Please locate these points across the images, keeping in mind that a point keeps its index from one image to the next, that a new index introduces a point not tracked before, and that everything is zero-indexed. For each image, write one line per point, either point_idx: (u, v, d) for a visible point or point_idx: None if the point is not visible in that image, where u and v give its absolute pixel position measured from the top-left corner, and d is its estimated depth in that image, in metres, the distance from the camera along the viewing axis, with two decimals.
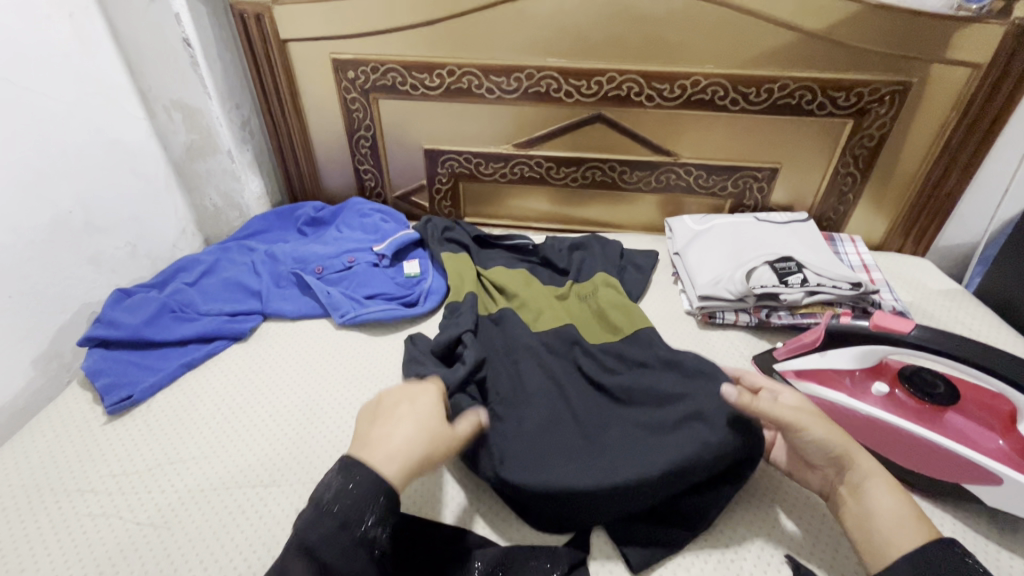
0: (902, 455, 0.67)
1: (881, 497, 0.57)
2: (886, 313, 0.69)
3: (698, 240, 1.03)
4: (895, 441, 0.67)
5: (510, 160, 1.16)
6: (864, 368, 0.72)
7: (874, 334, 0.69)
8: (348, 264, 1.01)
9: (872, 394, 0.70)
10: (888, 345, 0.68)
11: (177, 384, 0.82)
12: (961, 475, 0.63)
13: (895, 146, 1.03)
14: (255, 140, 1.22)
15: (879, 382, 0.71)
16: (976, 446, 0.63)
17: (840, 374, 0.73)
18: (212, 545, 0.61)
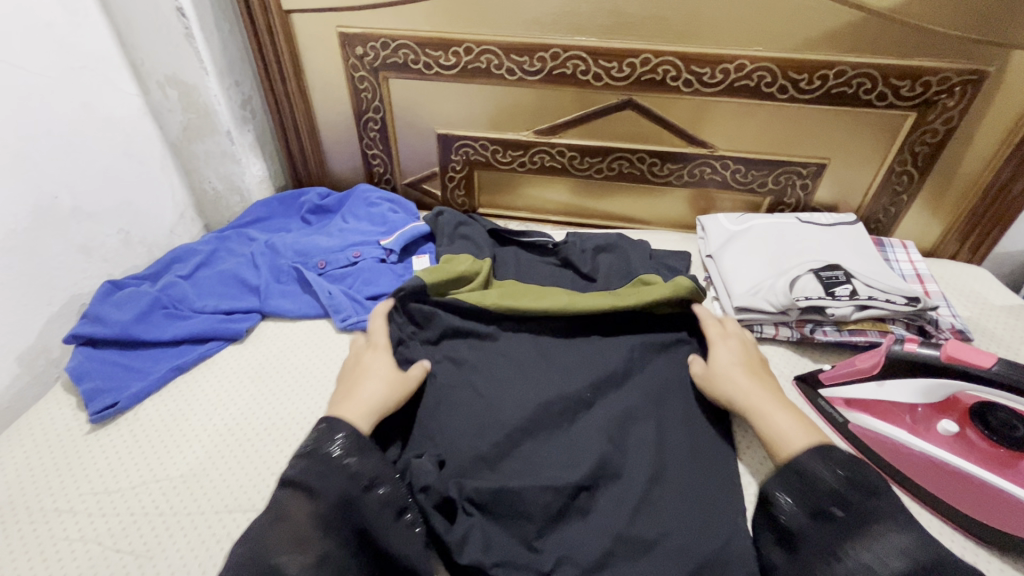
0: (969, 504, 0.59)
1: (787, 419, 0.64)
2: (962, 342, 0.60)
3: (734, 242, 0.94)
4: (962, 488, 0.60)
5: (530, 148, 1.07)
6: (928, 404, 0.65)
7: (944, 365, 0.60)
8: (353, 260, 0.94)
9: (936, 434, 0.63)
10: (963, 379, 0.60)
11: (167, 389, 0.76)
12: None
13: (961, 144, 0.92)
14: (257, 120, 1.14)
15: (946, 420, 0.63)
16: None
17: (899, 408, 0.66)
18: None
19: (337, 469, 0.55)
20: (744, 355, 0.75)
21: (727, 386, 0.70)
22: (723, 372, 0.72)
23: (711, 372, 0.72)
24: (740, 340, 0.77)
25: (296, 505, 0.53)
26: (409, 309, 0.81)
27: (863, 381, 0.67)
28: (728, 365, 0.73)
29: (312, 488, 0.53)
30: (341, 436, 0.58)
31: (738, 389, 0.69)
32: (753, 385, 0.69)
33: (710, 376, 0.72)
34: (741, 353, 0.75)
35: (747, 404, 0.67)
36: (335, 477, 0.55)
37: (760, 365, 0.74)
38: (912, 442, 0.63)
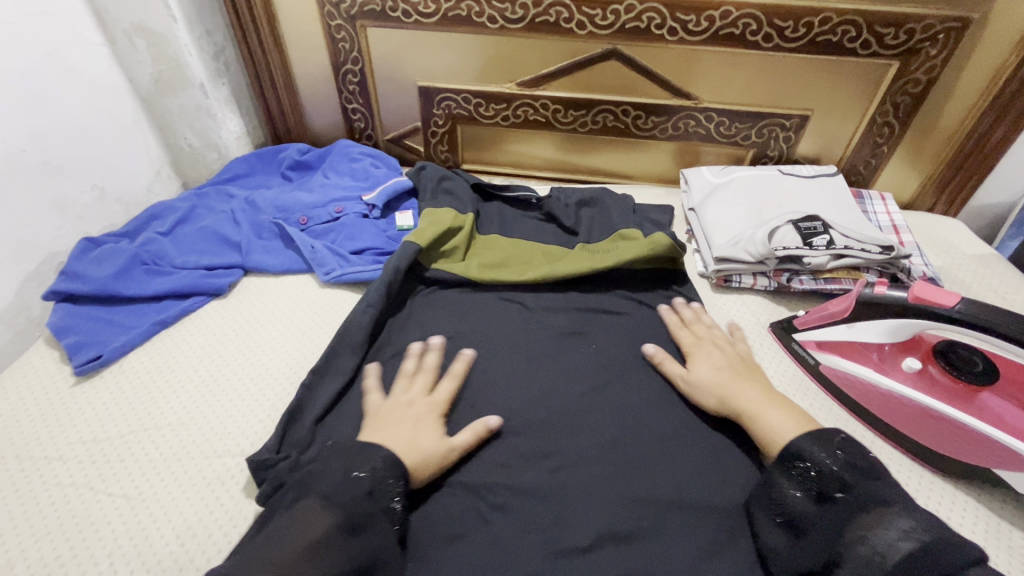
0: (928, 436, 0.62)
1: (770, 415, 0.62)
2: (928, 283, 0.62)
3: (717, 194, 0.95)
4: (925, 421, 0.63)
5: (513, 101, 1.05)
6: (894, 343, 0.67)
7: (911, 306, 0.63)
8: (335, 215, 0.93)
9: (902, 370, 0.66)
10: (927, 319, 0.62)
11: (150, 343, 0.76)
12: (992, 459, 0.58)
13: (942, 94, 0.93)
14: (231, 73, 1.11)
15: (912, 358, 0.66)
16: (1016, 431, 0.58)
17: (867, 347, 0.68)
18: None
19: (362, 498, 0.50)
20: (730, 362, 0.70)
21: (726, 389, 0.66)
22: (702, 385, 0.68)
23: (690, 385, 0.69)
24: (717, 345, 0.73)
25: (320, 524, 0.47)
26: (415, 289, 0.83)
27: (833, 324, 0.70)
28: (708, 375, 0.68)
29: (330, 499, 0.48)
30: (381, 458, 0.54)
31: (729, 392, 0.66)
32: (754, 395, 0.64)
33: (698, 385, 0.68)
34: (729, 356, 0.71)
35: (740, 411, 0.63)
36: (355, 499, 0.49)
37: (746, 362, 0.71)
38: (879, 378, 0.66)
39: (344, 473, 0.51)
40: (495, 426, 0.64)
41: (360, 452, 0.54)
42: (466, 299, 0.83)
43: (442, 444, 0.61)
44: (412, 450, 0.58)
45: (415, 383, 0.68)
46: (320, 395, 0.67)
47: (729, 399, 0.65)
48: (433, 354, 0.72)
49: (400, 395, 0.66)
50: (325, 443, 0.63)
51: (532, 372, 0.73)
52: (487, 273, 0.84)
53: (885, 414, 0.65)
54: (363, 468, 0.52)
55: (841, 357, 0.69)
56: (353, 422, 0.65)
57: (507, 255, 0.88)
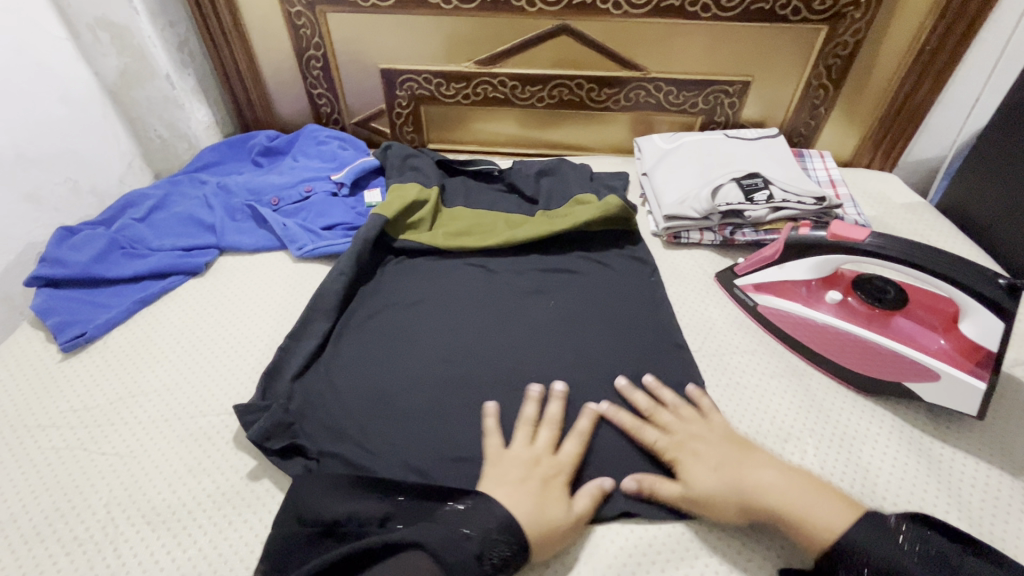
0: (852, 360, 0.69)
1: (809, 501, 0.53)
2: (844, 221, 0.68)
3: (667, 159, 1.01)
4: (848, 347, 0.69)
5: (473, 79, 1.09)
6: (819, 278, 0.74)
7: (829, 244, 0.69)
8: (305, 194, 0.98)
9: (825, 303, 0.72)
10: (843, 253, 0.69)
11: (132, 321, 0.80)
12: (905, 374, 0.65)
13: (869, 57, 1.00)
14: (196, 63, 1.13)
15: (833, 292, 0.72)
16: (921, 347, 0.65)
17: (796, 285, 0.75)
18: (228, 528, 0.58)
19: (469, 557, 0.49)
20: (731, 437, 0.61)
21: (748, 486, 0.55)
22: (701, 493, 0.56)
23: (693, 492, 0.57)
24: (699, 436, 0.61)
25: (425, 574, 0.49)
26: (385, 259, 0.88)
27: (767, 267, 0.77)
28: (711, 476, 0.57)
29: (436, 553, 0.50)
30: (500, 518, 0.52)
31: (759, 479, 0.55)
32: (759, 473, 0.56)
33: (701, 484, 0.57)
34: (725, 436, 0.61)
35: (765, 504, 0.54)
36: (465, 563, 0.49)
37: (736, 440, 0.61)
38: (806, 311, 0.73)
39: (452, 528, 0.51)
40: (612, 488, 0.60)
41: (475, 506, 0.53)
42: (434, 265, 0.88)
43: (569, 517, 0.55)
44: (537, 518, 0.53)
45: (539, 438, 0.62)
46: (297, 355, 0.73)
47: (735, 488, 0.55)
48: (554, 404, 0.66)
49: (523, 447, 0.61)
50: (303, 398, 0.69)
51: (496, 327, 0.78)
52: (451, 241, 0.89)
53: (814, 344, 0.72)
54: (472, 526, 0.52)
55: (774, 297, 0.76)
56: (367, 433, 0.65)
57: (471, 224, 0.93)
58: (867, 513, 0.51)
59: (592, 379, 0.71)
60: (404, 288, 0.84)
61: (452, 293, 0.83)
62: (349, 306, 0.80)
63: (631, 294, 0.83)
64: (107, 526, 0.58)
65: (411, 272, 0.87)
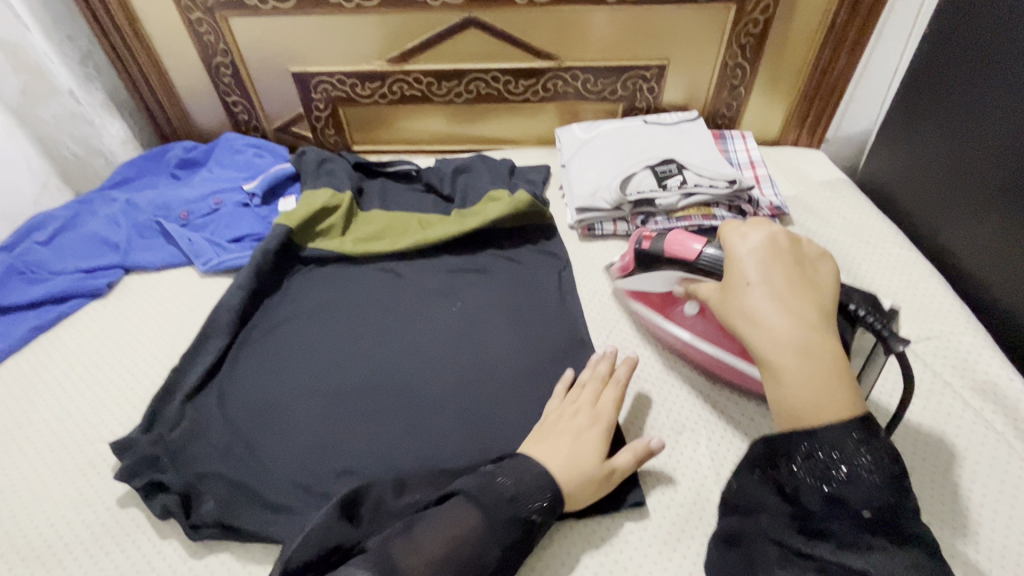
0: (720, 370, 0.68)
1: (798, 373, 0.48)
2: (678, 235, 0.66)
3: (584, 148, 0.99)
4: (711, 360, 0.68)
5: (387, 78, 1.07)
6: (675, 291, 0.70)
7: (666, 260, 0.66)
8: (215, 207, 0.95)
9: (686, 315, 0.70)
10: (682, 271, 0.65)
11: (29, 348, 0.78)
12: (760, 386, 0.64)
13: (782, 31, 0.99)
14: (104, 77, 1.10)
15: (690, 303, 0.69)
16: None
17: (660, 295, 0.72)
18: (104, 558, 0.57)
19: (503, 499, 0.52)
20: (782, 260, 0.54)
21: (751, 322, 0.51)
22: (732, 313, 0.53)
23: (728, 293, 0.54)
24: (766, 255, 0.54)
25: (466, 517, 0.51)
26: (293, 270, 0.87)
27: (631, 276, 0.74)
28: (745, 292, 0.53)
29: (477, 497, 0.52)
30: (535, 469, 0.55)
31: (761, 330, 0.50)
32: (783, 321, 0.50)
33: (732, 288, 0.54)
34: (772, 256, 0.54)
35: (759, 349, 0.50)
36: (496, 504, 0.52)
37: (798, 278, 0.52)
38: (667, 326, 0.71)
39: (490, 478, 0.54)
40: (657, 449, 0.60)
41: (515, 461, 0.56)
42: (343, 274, 0.86)
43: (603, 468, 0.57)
44: (567, 469, 0.56)
45: (582, 394, 0.64)
46: (191, 375, 0.71)
47: (745, 314, 0.52)
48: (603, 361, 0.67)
49: (567, 401, 0.64)
50: (194, 419, 0.67)
51: (399, 332, 0.77)
52: (359, 247, 0.87)
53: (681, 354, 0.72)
54: (520, 476, 0.54)
55: (643, 307, 0.74)
56: (253, 452, 0.64)
57: (382, 227, 0.91)
58: (860, 416, 0.46)
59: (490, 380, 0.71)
60: (311, 299, 0.82)
61: (359, 301, 0.82)
62: (250, 323, 0.79)
63: (541, 291, 0.82)
64: None
65: (319, 282, 0.85)
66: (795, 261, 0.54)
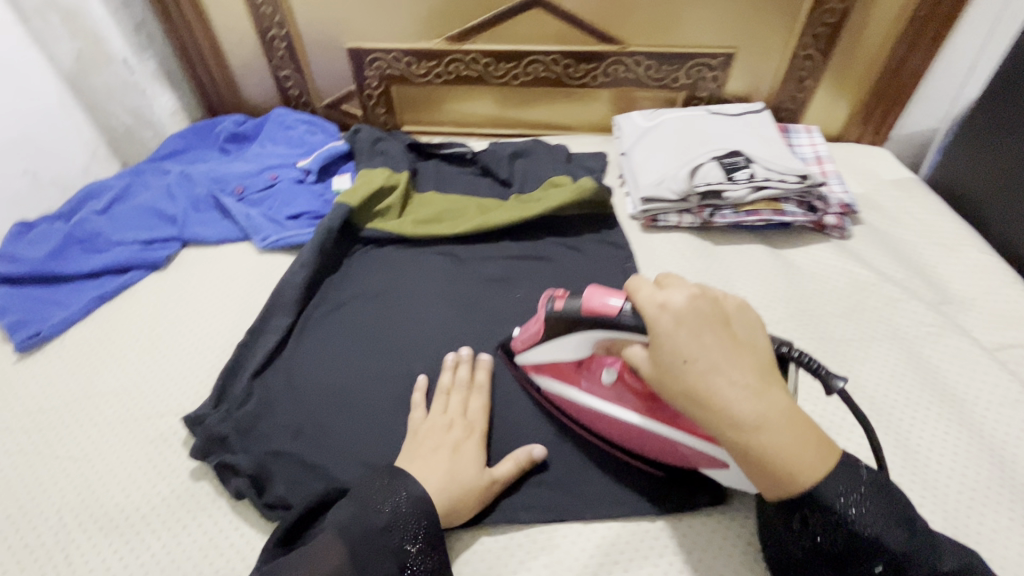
0: (648, 444, 0.58)
1: (779, 447, 0.43)
2: (599, 289, 0.53)
3: (646, 137, 0.97)
4: (634, 433, 0.58)
5: (444, 57, 1.04)
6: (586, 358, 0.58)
7: (588, 320, 0.53)
8: (271, 182, 0.94)
9: (601, 384, 0.59)
10: (605, 331, 0.52)
11: (91, 318, 0.78)
12: (694, 461, 0.55)
13: (858, 24, 0.95)
14: (156, 46, 1.09)
15: (607, 370, 0.58)
16: (691, 430, 0.53)
17: (570, 364, 0.60)
18: (182, 532, 0.57)
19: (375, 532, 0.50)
20: (709, 327, 0.45)
21: (716, 406, 0.43)
22: (690, 396, 0.44)
23: (669, 374, 0.45)
24: (669, 333, 0.45)
25: (335, 551, 0.49)
26: (353, 250, 0.86)
27: (535, 345, 0.61)
28: (696, 370, 0.44)
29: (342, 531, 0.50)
30: (410, 496, 0.52)
31: (731, 413, 0.43)
32: (741, 397, 0.43)
33: (671, 370, 0.45)
34: (693, 320, 0.45)
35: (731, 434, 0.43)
36: (366, 534, 0.50)
37: (737, 344, 0.45)
38: (590, 400, 0.59)
39: (361, 505, 0.52)
40: (541, 456, 0.60)
41: (388, 482, 0.53)
42: (403, 255, 0.85)
43: (484, 480, 0.56)
44: (446, 484, 0.54)
45: (452, 402, 0.63)
46: (257, 351, 0.71)
47: (702, 397, 0.44)
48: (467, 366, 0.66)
49: (440, 415, 0.61)
50: (262, 396, 0.67)
51: (462, 316, 0.76)
52: (418, 229, 0.86)
53: (602, 430, 0.61)
54: (384, 505, 0.52)
55: (551, 379, 0.62)
56: (323, 432, 0.63)
57: (441, 210, 0.90)
58: (840, 458, 0.44)
59: None
60: (372, 279, 0.81)
61: (421, 283, 0.81)
62: (312, 301, 0.78)
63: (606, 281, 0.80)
64: (59, 532, 0.57)
65: (378, 262, 0.84)
66: (681, 330, 0.45)
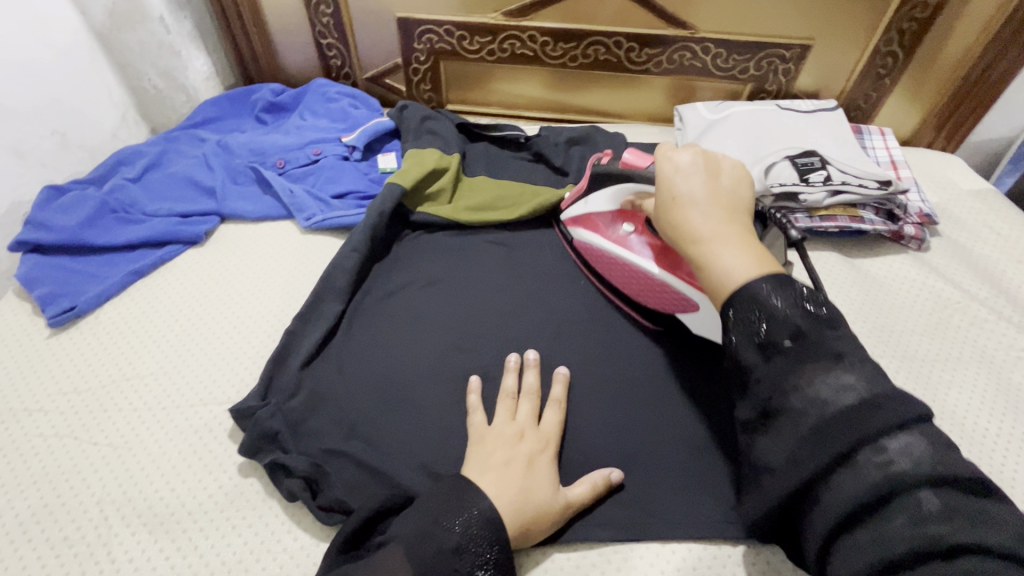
0: (645, 296, 0.67)
1: (729, 261, 0.46)
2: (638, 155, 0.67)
3: (712, 130, 0.91)
4: (635, 280, 0.67)
5: (500, 33, 0.98)
6: (615, 212, 0.70)
7: (623, 176, 0.66)
8: (314, 157, 0.89)
9: (620, 236, 0.69)
10: (633, 183, 0.65)
11: (127, 293, 0.73)
12: (682, 307, 0.64)
13: (948, 22, 0.89)
14: (193, 5, 1.02)
15: (628, 223, 0.69)
16: (688, 279, 0.62)
17: (600, 216, 0.71)
18: (231, 533, 0.53)
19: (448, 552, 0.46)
20: (708, 177, 0.51)
21: (688, 226, 0.49)
22: (669, 220, 0.51)
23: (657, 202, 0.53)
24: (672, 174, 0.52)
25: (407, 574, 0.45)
26: (402, 236, 0.81)
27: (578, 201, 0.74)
28: (679, 196, 0.51)
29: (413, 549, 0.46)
30: (483, 514, 0.48)
31: (695, 227, 0.49)
32: (710, 219, 0.48)
33: (661, 210, 0.52)
34: (696, 168, 0.52)
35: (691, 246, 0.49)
36: (435, 555, 0.46)
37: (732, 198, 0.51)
38: (609, 246, 0.69)
39: (433, 521, 0.48)
40: (616, 479, 0.57)
41: (461, 496, 0.49)
42: (454, 244, 0.80)
43: (557, 501, 0.52)
44: (520, 502, 0.50)
45: (518, 410, 0.59)
46: (305, 340, 0.67)
47: (678, 225, 0.50)
48: (532, 372, 0.62)
49: (507, 423, 0.57)
50: (311, 388, 0.63)
51: (522, 311, 0.71)
52: (471, 216, 0.81)
53: (617, 285, 0.70)
54: (458, 523, 0.48)
55: (583, 231, 0.73)
56: (379, 432, 0.59)
57: (493, 197, 0.84)
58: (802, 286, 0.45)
59: (626, 373, 0.66)
60: (423, 268, 0.76)
61: (475, 275, 0.76)
62: (360, 289, 0.73)
63: None
64: (100, 525, 0.53)
65: (428, 250, 0.79)
66: (687, 174, 0.52)
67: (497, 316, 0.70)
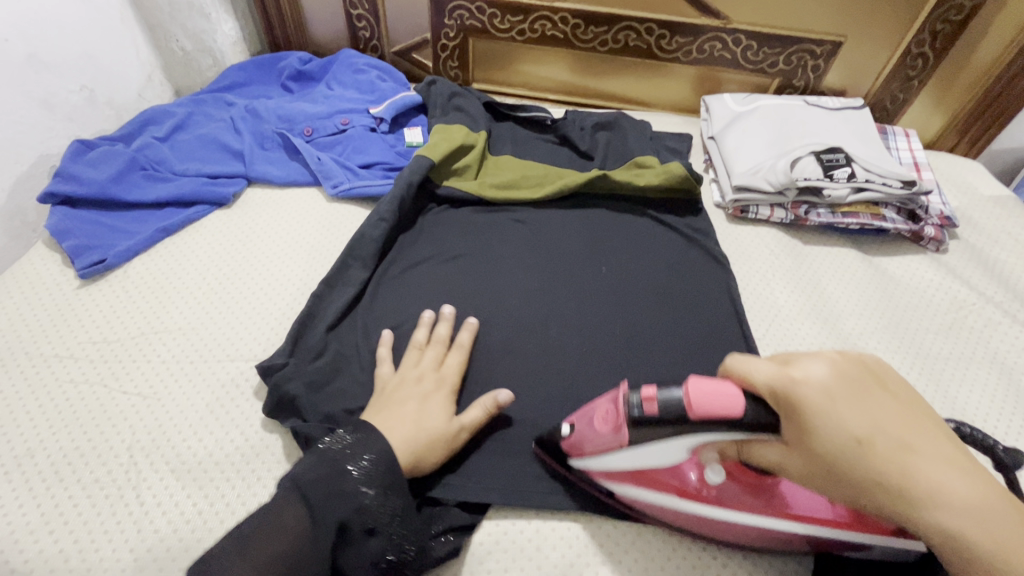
0: (743, 536, 0.50)
1: (987, 522, 0.35)
2: (704, 382, 0.42)
3: (739, 122, 0.91)
4: (727, 528, 0.49)
5: (531, 12, 0.98)
6: (690, 458, 0.48)
7: (694, 424, 0.43)
8: (342, 127, 0.89)
9: (705, 482, 0.49)
10: (718, 435, 0.42)
11: (155, 250, 0.74)
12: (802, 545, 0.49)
13: (983, 25, 0.88)
14: None
15: (713, 468, 0.48)
16: (812, 515, 0.47)
17: (666, 469, 0.49)
18: (257, 484, 0.55)
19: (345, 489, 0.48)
20: (864, 397, 0.38)
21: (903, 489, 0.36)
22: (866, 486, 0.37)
23: (828, 462, 0.38)
24: (815, 414, 0.38)
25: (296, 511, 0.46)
26: (428, 209, 0.82)
27: (597, 434, 0.50)
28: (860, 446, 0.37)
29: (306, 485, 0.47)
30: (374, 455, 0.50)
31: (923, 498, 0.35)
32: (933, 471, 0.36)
33: (825, 448, 0.38)
34: (844, 391, 0.38)
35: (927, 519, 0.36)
36: (327, 489, 0.47)
37: (906, 412, 0.38)
38: (681, 501, 0.49)
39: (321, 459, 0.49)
40: (506, 401, 0.57)
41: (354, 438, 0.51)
42: (479, 219, 0.81)
43: (450, 429, 0.55)
44: (410, 440, 0.52)
45: (425, 356, 0.61)
46: (331, 304, 0.68)
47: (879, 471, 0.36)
48: (444, 323, 0.64)
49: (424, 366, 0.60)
50: (336, 351, 0.64)
51: (545, 289, 0.72)
52: (497, 193, 0.82)
53: (723, 536, 0.50)
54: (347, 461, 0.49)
55: (634, 486, 0.51)
56: None
57: (519, 175, 0.85)
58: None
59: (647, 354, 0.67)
60: (448, 241, 0.77)
61: (499, 250, 0.76)
62: (384, 258, 0.74)
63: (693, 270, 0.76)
64: (129, 470, 0.55)
65: (453, 224, 0.80)
66: (842, 397, 0.38)
67: (521, 292, 0.71)
